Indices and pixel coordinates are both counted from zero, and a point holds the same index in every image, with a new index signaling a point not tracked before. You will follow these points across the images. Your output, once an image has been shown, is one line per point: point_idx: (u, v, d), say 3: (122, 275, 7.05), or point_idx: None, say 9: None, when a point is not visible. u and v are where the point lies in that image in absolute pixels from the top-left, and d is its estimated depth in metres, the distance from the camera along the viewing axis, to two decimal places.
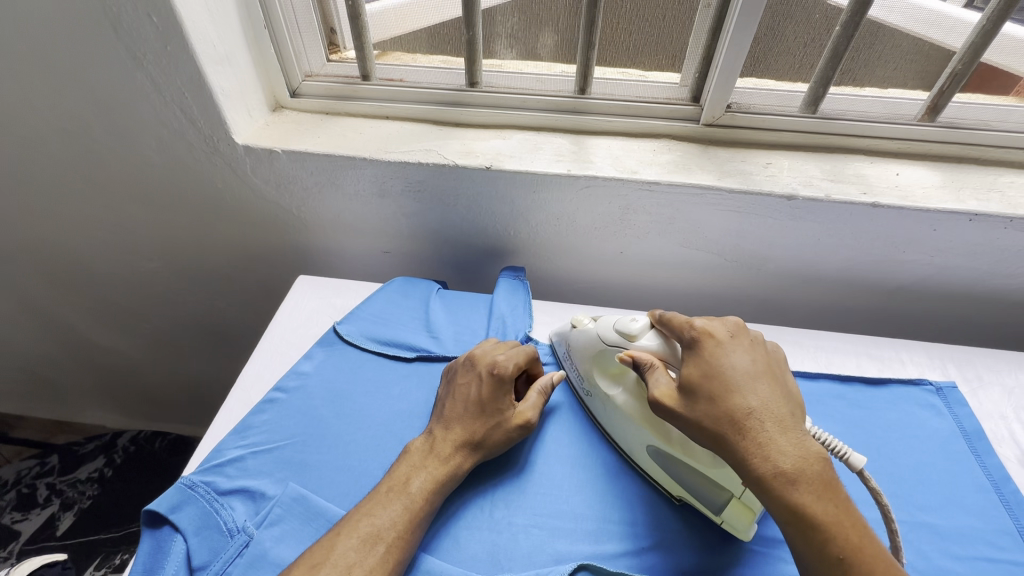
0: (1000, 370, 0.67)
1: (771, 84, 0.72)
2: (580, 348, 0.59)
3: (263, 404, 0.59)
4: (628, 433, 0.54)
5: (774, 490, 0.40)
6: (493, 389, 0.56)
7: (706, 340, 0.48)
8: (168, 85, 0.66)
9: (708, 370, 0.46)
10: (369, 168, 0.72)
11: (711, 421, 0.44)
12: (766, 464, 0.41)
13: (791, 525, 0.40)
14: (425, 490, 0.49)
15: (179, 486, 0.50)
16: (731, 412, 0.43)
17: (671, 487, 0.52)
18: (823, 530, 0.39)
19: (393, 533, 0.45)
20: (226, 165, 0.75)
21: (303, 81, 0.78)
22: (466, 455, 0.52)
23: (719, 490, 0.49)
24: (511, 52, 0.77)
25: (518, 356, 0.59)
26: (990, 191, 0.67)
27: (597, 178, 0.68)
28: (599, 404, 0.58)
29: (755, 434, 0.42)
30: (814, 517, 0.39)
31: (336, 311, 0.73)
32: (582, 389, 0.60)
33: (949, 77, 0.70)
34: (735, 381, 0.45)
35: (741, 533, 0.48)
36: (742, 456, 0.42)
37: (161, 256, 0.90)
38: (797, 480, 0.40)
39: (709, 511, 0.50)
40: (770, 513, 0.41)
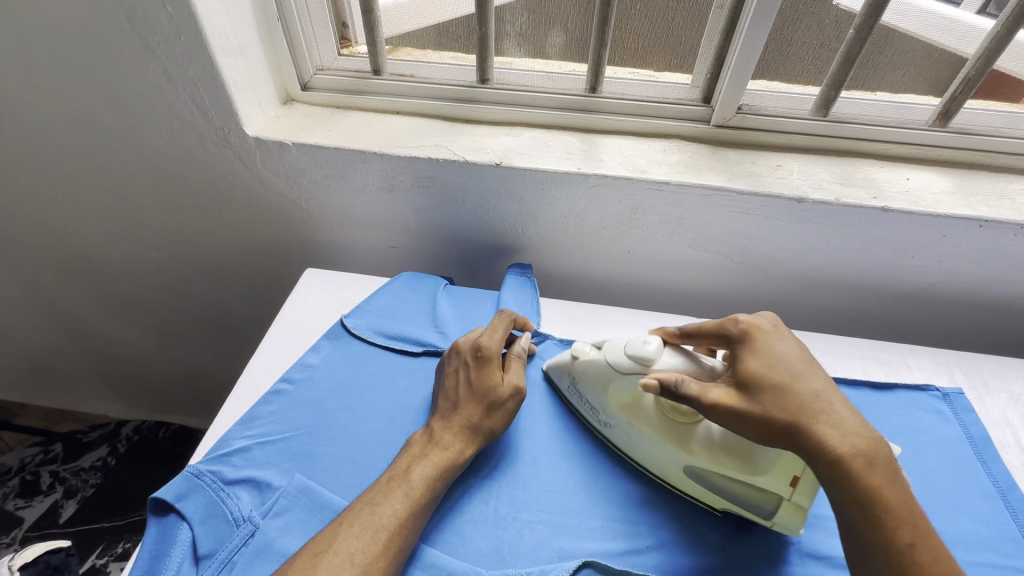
0: (1006, 377, 0.67)
1: (782, 87, 0.72)
2: (589, 380, 0.57)
3: (270, 395, 0.59)
4: (658, 454, 0.52)
5: (851, 473, 0.40)
6: (482, 369, 0.56)
7: (755, 331, 0.49)
8: (180, 75, 0.66)
9: (769, 357, 0.46)
10: (380, 163, 0.72)
11: (781, 407, 0.43)
12: (842, 447, 0.41)
13: (863, 509, 0.40)
14: (426, 477, 0.49)
15: (185, 474, 0.50)
16: (800, 395, 0.43)
17: (713, 498, 0.51)
18: (895, 514, 0.39)
19: (394, 522, 0.45)
20: (235, 156, 0.75)
21: (315, 74, 0.79)
22: (468, 439, 0.52)
23: (768, 497, 0.48)
24: (519, 50, 0.77)
25: (494, 333, 0.60)
26: (1001, 198, 0.67)
27: (606, 177, 0.68)
28: (620, 432, 0.55)
29: (826, 417, 0.42)
30: (887, 499, 0.40)
31: (343, 304, 0.73)
32: (596, 421, 0.58)
33: (963, 82, 0.69)
34: (797, 366, 0.45)
35: (795, 531, 0.48)
36: (818, 438, 0.41)
37: (168, 247, 0.90)
38: (870, 462, 0.41)
39: (761, 518, 0.49)
40: (842, 498, 0.41)
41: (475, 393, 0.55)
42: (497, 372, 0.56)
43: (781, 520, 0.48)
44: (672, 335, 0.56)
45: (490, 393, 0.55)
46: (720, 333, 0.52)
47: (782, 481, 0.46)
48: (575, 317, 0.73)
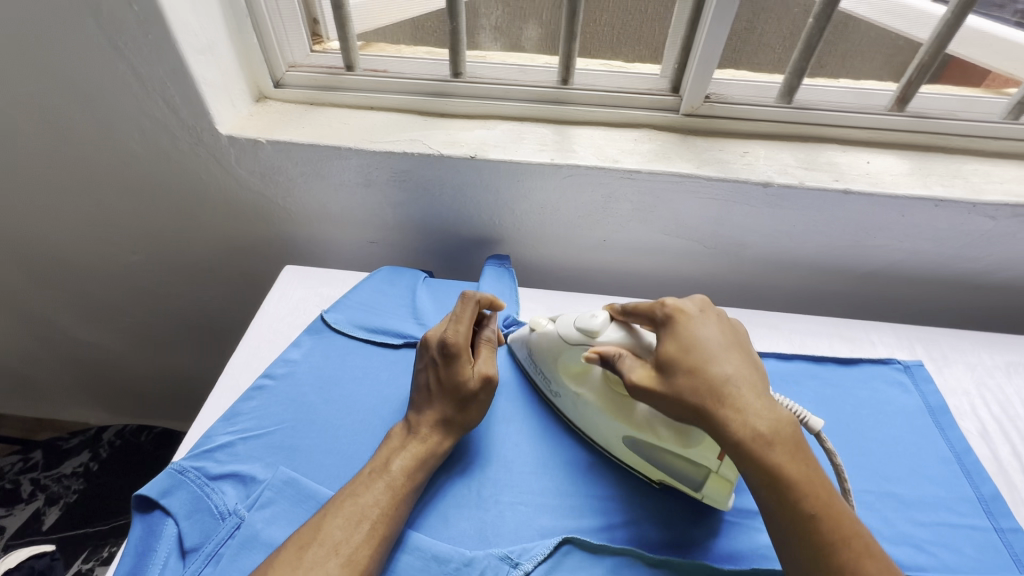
0: (963, 349, 0.70)
1: (748, 76, 0.75)
2: (542, 353, 0.59)
3: (252, 391, 0.59)
4: (599, 422, 0.55)
5: (751, 452, 0.42)
6: (451, 367, 0.55)
7: (677, 315, 0.51)
8: (149, 74, 0.66)
9: (684, 343, 0.48)
10: (355, 158, 0.73)
11: (691, 392, 0.45)
12: (746, 430, 0.43)
13: (766, 485, 0.42)
14: (406, 468, 0.50)
15: (169, 471, 0.51)
16: (708, 380, 0.45)
17: (648, 470, 0.54)
18: (796, 487, 0.41)
19: (377, 512, 0.46)
20: (209, 154, 0.74)
21: (287, 72, 0.79)
22: (445, 431, 0.54)
23: (697, 468, 0.50)
24: (496, 44, 0.80)
25: (461, 324, 0.57)
26: (955, 177, 0.70)
27: (580, 167, 0.70)
28: (568, 402, 0.58)
29: (731, 400, 0.44)
30: (788, 476, 0.42)
31: (322, 300, 0.73)
32: (550, 391, 0.60)
33: (919, 68, 0.71)
34: (710, 351, 0.47)
35: (720, 504, 0.50)
36: (719, 422, 0.44)
37: (145, 249, 0.89)
38: (772, 442, 0.43)
39: (689, 489, 0.52)
40: (748, 476, 0.43)
41: (448, 390, 0.55)
42: (468, 367, 0.55)
43: (707, 493, 0.51)
44: (619, 311, 0.56)
45: (461, 388, 0.55)
46: (651, 316, 0.53)
47: (709, 455, 0.48)
48: (552, 306, 0.75)
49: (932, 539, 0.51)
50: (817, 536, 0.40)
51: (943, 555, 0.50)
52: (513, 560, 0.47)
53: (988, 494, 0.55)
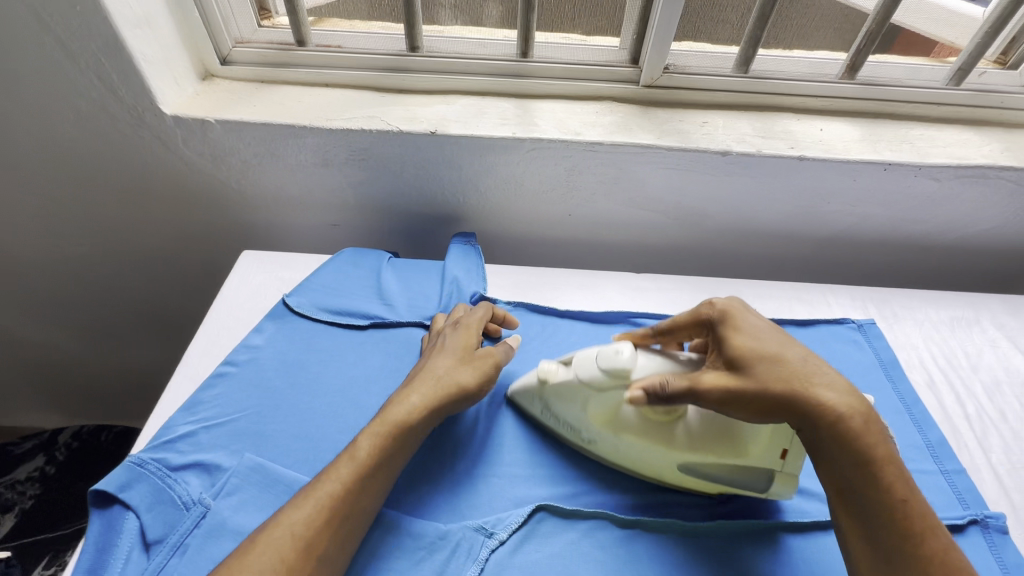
0: (912, 307, 0.73)
1: (706, 47, 0.76)
2: (563, 400, 0.53)
3: (213, 379, 0.58)
4: (649, 457, 0.50)
5: (853, 434, 0.40)
6: (459, 333, 0.57)
7: (731, 310, 0.48)
8: (81, 50, 0.62)
9: (751, 329, 0.46)
10: (311, 137, 0.71)
11: (778, 377, 0.42)
12: (843, 408, 0.41)
13: (858, 465, 0.40)
14: (380, 435, 0.47)
15: (127, 464, 0.49)
16: (792, 363, 0.43)
17: (711, 487, 0.51)
18: (890, 473, 0.40)
19: (339, 491, 0.43)
20: (153, 136, 0.71)
21: (234, 48, 0.75)
22: (430, 387, 0.51)
23: (760, 472, 0.49)
24: (455, 20, 0.77)
25: (474, 310, 0.61)
26: (902, 142, 0.73)
27: (542, 140, 0.69)
28: (605, 446, 0.52)
29: (820, 380, 0.42)
30: (882, 456, 0.40)
31: (284, 284, 0.71)
32: (579, 438, 0.54)
33: (866, 36, 0.73)
34: (779, 335, 0.46)
35: (788, 495, 0.51)
36: (815, 404, 0.41)
37: (91, 239, 0.85)
38: (868, 422, 0.41)
39: (755, 491, 0.51)
40: (842, 461, 0.41)
41: (447, 351, 0.55)
42: (468, 334, 0.56)
43: (775, 490, 0.50)
44: (642, 336, 0.57)
45: (458, 351, 0.54)
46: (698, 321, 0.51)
47: (772, 455, 0.47)
48: (520, 282, 0.75)
49: None
50: (905, 520, 0.39)
51: None
52: (487, 530, 0.48)
53: (936, 439, 0.58)
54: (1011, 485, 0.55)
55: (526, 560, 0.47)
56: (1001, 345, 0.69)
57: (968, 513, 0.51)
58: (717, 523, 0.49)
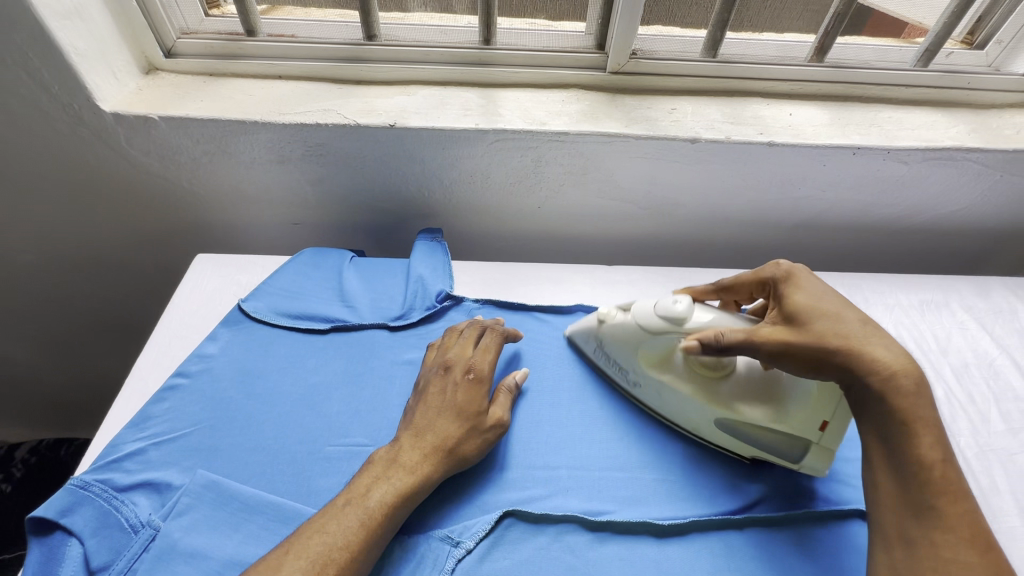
0: (883, 292, 0.73)
1: (676, 32, 0.74)
2: (617, 342, 0.57)
3: (163, 392, 0.55)
4: (687, 408, 0.53)
5: (898, 389, 0.40)
6: (473, 390, 0.52)
7: (799, 272, 0.50)
8: (5, 44, 0.57)
9: (816, 293, 0.47)
10: (264, 133, 0.67)
11: (834, 334, 0.43)
12: (895, 370, 0.41)
13: (903, 426, 0.39)
14: (385, 504, 0.44)
15: (68, 488, 0.46)
16: (846, 323, 0.44)
17: (743, 450, 0.52)
18: (933, 435, 0.39)
19: (344, 557, 0.40)
20: (94, 135, 0.67)
21: (178, 39, 0.71)
22: (435, 461, 0.48)
23: (795, 442, 0.50)
24: (424, 7, 0.73)
25: (487, 355, 0.56)
26: (870, 126, 0.72)
27: (505, 131, 0.67)
28: (649, 391, 0.56)
29: (871, 341, 0.42)
30: (927, 421, 0.39)
31: (241, 288, 0.68)
32: (625, 381, 0.58)
33: (834, 17, 0.72)
34: (843, 300, 0.46)
35: (821, 472, 0.50)
36: (864, 357, 0.42)
37: (36, 246, 0.80)
38: (919, 386, 0.40)
39: (786, 461, 0.51)
40: (882, 415, 0.40)
41: (456, 412, 0.51)
42: (482, 399, 0.52)
43: (808, 463, 0.50)
44: (709, 289, 0.58)
45: (470, 417, 0.51)
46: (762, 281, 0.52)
47: (812, 425, 0.47)
48: (489, 278, 0.73)
49: None
50: (943, 483, 0.37)
51: None
52: (453, 539, 0.46)
53: None
54: (979, 468, 0.55)
55: (493, 568, 0.45)
56: (969, 327, 0.69)
57: None
58: (691, 520, 0.48)
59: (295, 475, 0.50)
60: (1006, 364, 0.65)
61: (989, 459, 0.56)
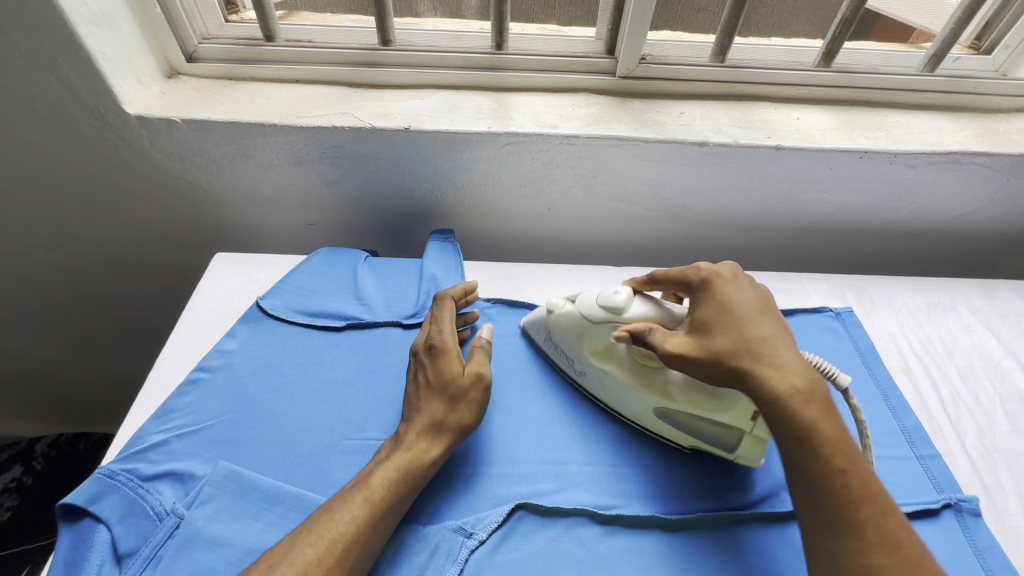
0: (889, 294, 0.74)
1: (683, 36, 0.76)
2: (564, 331, 0.59)
3: (185, 385, 0.56)
4: (631, 399, 0.55)
5: (790, 405, 0.42)
6: (438, 363, 0.54)
7: (715, 279, 0.51)
8: (36, 50, 0.60)
9: (721, 306, 0.48)
10: (282, 135, 0.69)
11: (729, 352, 0.45)
12: (783, 386, 0.42)
13: (799, 442, 0.41)
14: (386, 481, 0.46)
15: (96, 476, 0.48)
16: (745, 339, 0.45)
17: (681, 439, 0.54)
18: (829, 446, 0.41)
19: (351, 532, 0.42)
20: (118, 138, 0.69)
21: (200, 44, 0.73)
22: (432, 436, 0.50)
23: (730, 432, 0.52)
24: (433, 11, 0.77)
25: (444, 325, 0.58)
26: (878, 130, 0.73)
27: (517, 134, 0.69)
28: (593, 379, 0.58)
29: (769, 358, 0.44)
30: (824, 433, 0.41)
31: (259, 286, 0.70)
32: (572, 369, 0.60)
33: (841, 23, 0.73)
34: (746, 313, 0.47)
35: (755, 462, 0.52)
36: (758, 377, 0.43)
37: (58, 245, 0.83)
38: (809, 399, 0.42)
39: (722, 452, 0.53)
40: (782, 431, 0.42)
41: (434, 389, 0.53)
42: (455, 364, 0.54)
43: (742, 454, 0.52)
44: (642, 282, 0.58)
45: (449, 388, 0.52)
46: (684, 281, 0.54)
47: (743, 418, 0.49)
48: (499, 278, 0.74)
49: None
50: (845, 491, 0.39)
51: None
52: (466, 531, 0.48)
53: (911, 426, 0.59)
54: (984, 468, 0.56)
55: (505, 559, 0.47)
56: (975, 329, 0.70)
57: (942, 496, 0.52)
58: (699, 515, 0.49)
59: (313, 467, 0.52)
60: (1012, 366, 0.66)
61: (994, 460, 0.57)
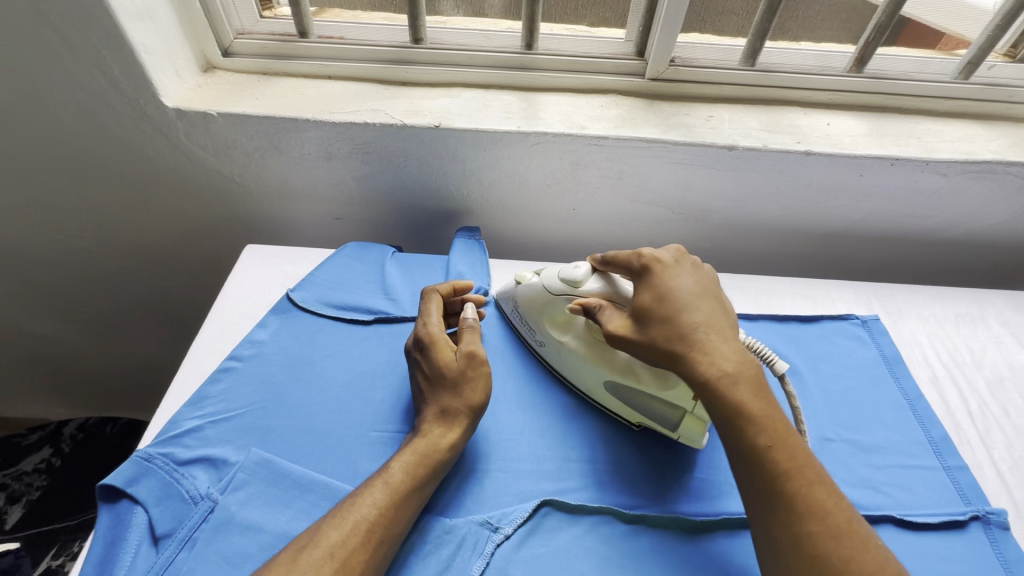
0: (917, 302, 0.73)
1: (713, 40, 0.75)
2: (528, 304, 0.62)
3: (218, 373, 0.58)
4: (580, 367, 0.58)
5: (718, 389, 0.44)
6: (431, 359, 0.55)
7: (654, 266, 0.52)
8: (83, 43, 0.61)
9: (658, 293, 0.50)
10: (314, 130, 0.70)
11: (663, 339, 0.47)
12: (712, 371, 0.45)
13: (729, 423, 0.44)
14: (404, 469, 0.47)
15: (134, 459, 0.49)
16: (679, 328, 0.47)
17: (629, 414, 0.57)
18: (757, 423, 0.43)
19: (374, 514, 0.44)
20: (156, 129, 0.70)
21: (236, 39, 0.74)
22: (445, 423, 0.51)
23: (673, 409, 0.54)
24: (457, 10, 0.77)
25: (429, 318, 0.58)
26: (909, 137, 0.72)
27: (547, 134, 0.69)
28: (553, 351, 0.61)
29: (700, 345, 0.46)
30: (750, 412, 0.43)
31: (288, 278, 0.71)
32: (534, 340, 0.63)
33: (875, 29, 0.73)
34: (683, 300, 0.49)
35: (696, 444, 0.53)
36: (688, 364, 0.46)
37: (93, 233, 0.85)
38: (736, 381, 0.44)
39: (665, 429, 0.54)
40: (714, 413, 0.45)
41: (436, 382, 0.54)
42: (446, 350, 0.55)
43: (683, 433, 0.53)
44: (599, 262, 0.57)
45: (447, 373, 0.53)
46: (628, 265, 0.54)
47: (685, 395, 0.51)
48: (523, 276, 0.75)
49: (888, 480, 0.55)
50: (775, 467, 0.41)
51: (898, 494, 0.54)
52: (492, 525, 0.48)
53: (938, 436, 0.58)
54: (1013, 481, 0.55)
55: (531, 554, 0.47)
56: (1004, 341, 0.69)
57: (969, 508, 0.52)
58: (723, 518, 0.50)
59: (341, 457, 0.53)
60: None
61: None
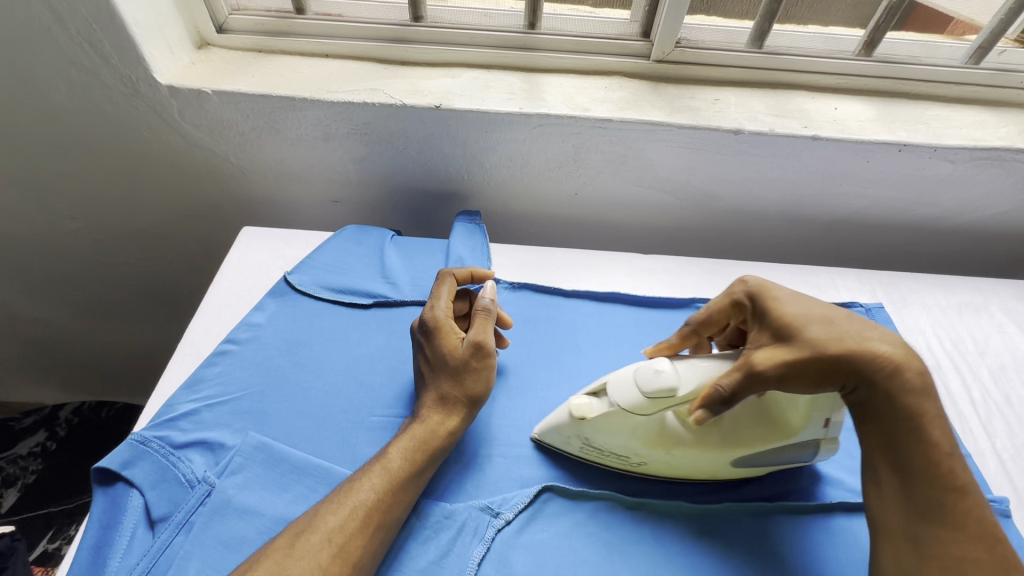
0: (920, 290, 0.73)
1: (719, 21, 0.73)
2: (605, 434, 0.48)
3: (215, 356, 0.57)
4: (702, 461, 0.48)
5: (904, 387, 0.40)
6: (436, 346, 0.53)
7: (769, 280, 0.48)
8: (73, 16, 0.59)
9: (795, 296, 0.45)
10: (311, 109, 0.68)
11: (835, 338, 0.41)
12: (896, 361, 0.41)
13: (909, 424, 0.40)
14: (403, 456, 0.47)
15: (130, 442, 0.48)
16: (847, 325, 0.42)
17: (763, 470, 0.50)
18: (937, 430, 0.40)
19: (373, 499, 0.43)
20: (148, 107, 0.68)
21: (230, 15, 0.72)
22: (444, 409, 0.51)
23: (804, 447, 0.49)
24: None
25: (439, 302, 0.56)
26: (918, 123, 0.71)
27: (549, 116, 0.68)
28: (658, 461, 0.49)
29: (869, 337, 0.42)
30: (933, 419, 0.40)
31: (286, 261, 0.70)
32: (629, 464, 0.51)
33: (886, 11, 0.71)
34: (822, 302, 0.45)
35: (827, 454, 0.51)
36: (871, 358, 0.40)
37: (86, 214, 0.83)
38: (922, 378, 0.41)
39: (798, 463, 0.50)
40: (892, 415, 0.40)
41: (439, 369, 0.52)
42: (452, 335, 0.53)
43: (819, 455, 0.50)
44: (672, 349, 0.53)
45: (450, 360, 0.52)
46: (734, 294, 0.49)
47: (817, 426, 0.47)
48: (525, 261, 0.74)
49: None
50: (947, 480, 0.39)
51: None
52: (494, 510, 0.48)
53: None
54: (1014, 469, 0.55)
55: (533, 540, 0.47)
56: (1007, 329, 0.69)
57: None
58: (726, 504, 0.49)
59: (341, 441, 0.52)
60: None
61: None
